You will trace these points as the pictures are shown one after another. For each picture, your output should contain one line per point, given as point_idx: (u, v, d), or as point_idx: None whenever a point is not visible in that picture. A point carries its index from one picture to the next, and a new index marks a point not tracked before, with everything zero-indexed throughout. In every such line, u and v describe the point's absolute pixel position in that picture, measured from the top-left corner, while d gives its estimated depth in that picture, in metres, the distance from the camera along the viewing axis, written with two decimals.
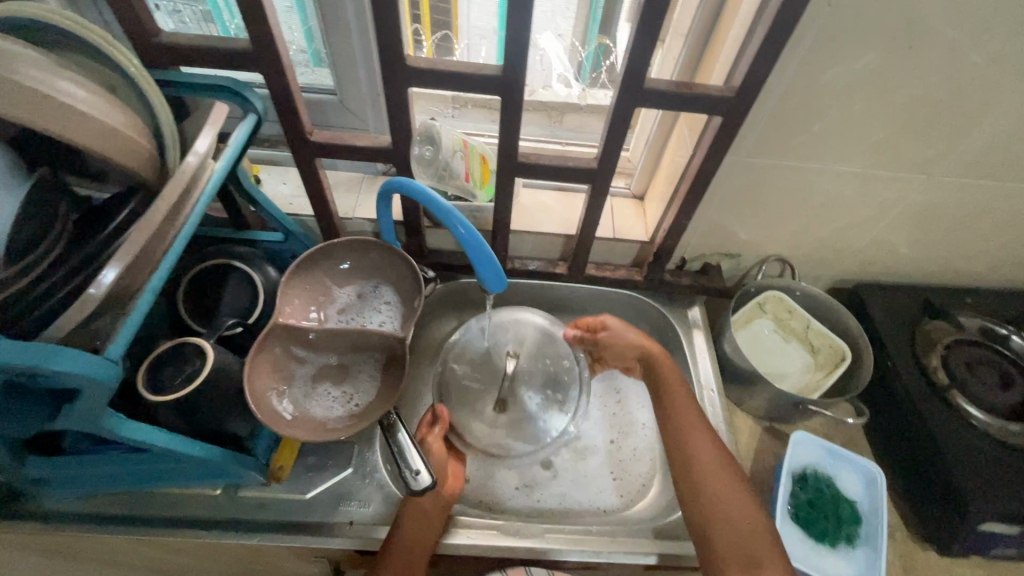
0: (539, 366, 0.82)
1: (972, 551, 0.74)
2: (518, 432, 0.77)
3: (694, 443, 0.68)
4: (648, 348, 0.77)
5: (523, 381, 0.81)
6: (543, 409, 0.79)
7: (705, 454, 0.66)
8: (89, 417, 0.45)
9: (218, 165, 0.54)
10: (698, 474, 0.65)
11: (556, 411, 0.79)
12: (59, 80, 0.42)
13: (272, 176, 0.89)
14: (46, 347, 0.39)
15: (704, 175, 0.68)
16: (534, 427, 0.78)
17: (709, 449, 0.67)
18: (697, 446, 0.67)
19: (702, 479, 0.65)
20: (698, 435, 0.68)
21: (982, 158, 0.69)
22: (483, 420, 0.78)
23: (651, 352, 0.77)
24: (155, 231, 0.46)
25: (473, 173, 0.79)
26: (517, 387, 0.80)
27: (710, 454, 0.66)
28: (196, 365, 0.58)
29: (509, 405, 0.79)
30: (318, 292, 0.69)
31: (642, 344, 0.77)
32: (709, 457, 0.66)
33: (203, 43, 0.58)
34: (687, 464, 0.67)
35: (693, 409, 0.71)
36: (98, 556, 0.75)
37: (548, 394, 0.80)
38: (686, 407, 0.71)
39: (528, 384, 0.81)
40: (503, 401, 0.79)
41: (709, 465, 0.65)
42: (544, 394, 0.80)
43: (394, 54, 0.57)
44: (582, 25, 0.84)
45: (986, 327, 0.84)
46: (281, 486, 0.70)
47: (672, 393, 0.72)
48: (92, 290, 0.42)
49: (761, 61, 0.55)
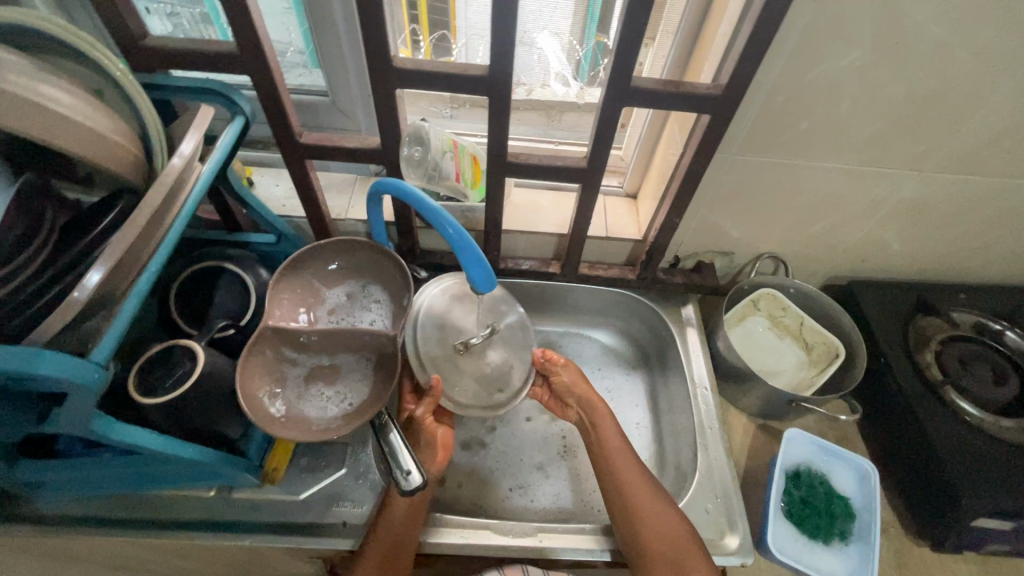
0: (511, 340, 0.70)
1: (965, 547, 0.74)
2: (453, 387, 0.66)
3: (631, 490, 0.68)
4: (589, 392, 0.76)
5: (491, 348, 0.68)
6: (493, 378, 0.68)
7: (646, 501, 0.67)
8: (76, 421, 0.45)
9: (205, 168, 0.55)
10: (640, 524, 0.65)
11: (491, 396, 0.67)
12: (43, 86, 0.42)
13: (265, 178, 0.89)
14: (29, 351, 0.39)
15: (694, 173, 0.69)
16: (469, 396, 0.67)
17: (635, 471, 0.70)
18: (636, 495, 0.68)
19: (643, 529, 0.65)
20: (637, 485, 0.68)
21: (971, 154, 0.69)
22: (436, 361, 0.66)
23: (594, 404, 0.76)
24: (139, 234, 0.46)
25: (463, 173, 0.80)
26: (484, 351, 0.68)
27: (650, 502, 0.67)
28: (187, 367, 0.58)
29: (462, 363, 0.67)
30: (309, 293, 0.69)
31: (582, 393, 0.76)
32: (649, 506, 0.66)
33: (190, 46, 0.58)
34: (626, 515, 0.67)
35: (629, 456, 0.72)
36: (93, 558, 0.75)
37: (503, 370, 0.69)
38: (624, 454, 0.72)
39: (496, 349, 0.69)
40: (465, 353, 0.67)
41: (650, 516, 0.66)
42: (500, 366, 0.69)
43: (380, 55, 0.57)
44: (579, 25, 0.83)
45: (981, 323, 0.84)
46: (274, 488, 0.70)
47: (601, 427, 0.74)
48: (75, 294, 0.42)
49: (746, 60, 0.55)
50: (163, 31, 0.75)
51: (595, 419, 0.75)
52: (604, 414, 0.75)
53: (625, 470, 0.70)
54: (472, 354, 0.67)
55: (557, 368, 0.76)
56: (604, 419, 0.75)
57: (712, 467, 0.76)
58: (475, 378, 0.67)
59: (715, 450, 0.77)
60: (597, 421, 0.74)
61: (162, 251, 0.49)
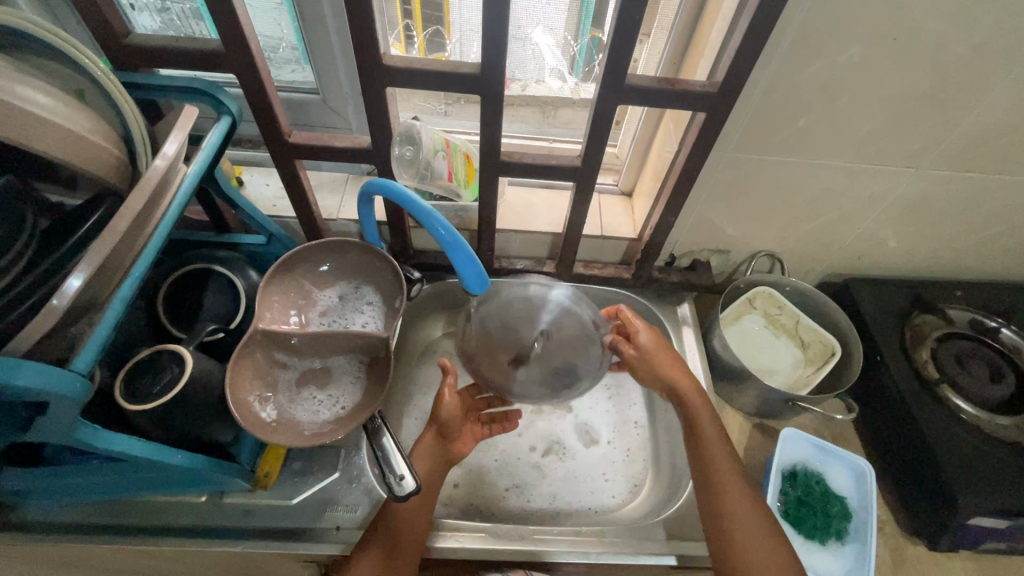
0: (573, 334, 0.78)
1: (961, 545, 0.74)
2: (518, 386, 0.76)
3: (720, 474, 0.67)
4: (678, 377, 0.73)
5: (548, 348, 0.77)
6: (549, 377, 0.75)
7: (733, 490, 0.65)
8: (61, 430, 0.44)
9: (190, 169, 0.53)
10: (737, 540, 0.63)
11: (557, 388, 0.76)
12: (19, 86, 0.41)
13: (254, 177, 0.88)
14: (8, 362, 0.38)
15: (690, 171, 0.68)
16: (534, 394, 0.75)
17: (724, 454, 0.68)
18: (734, 509, 0.64)
19: (741, 546, 0.62)
20: (737, 498, 0.65)
21: (969, 150, 0.68)
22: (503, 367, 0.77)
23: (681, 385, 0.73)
24: (121, 239, 0.45)
25: (456, 172, 0.79)
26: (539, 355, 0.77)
27: (749, 515, 0.64)
28: (176, 372, 0.57)
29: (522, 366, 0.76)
30: (299, 295, 0.68)
31: (676, 381, 0.74)
32: (748, 522, 0.64)
33: (176, 45, 0.57)
34: (725, 530, 0.63)
35: (732, 465, 0.67)
36: (81, 564, 0.73)
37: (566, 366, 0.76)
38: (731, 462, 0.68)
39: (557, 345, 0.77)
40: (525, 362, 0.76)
41: (749, 535, 0.63)
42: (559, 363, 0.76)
43: (369, 52, 0.56)
44: (573, 20, 0.81)
45: (976, 320, 0.85)
46: (265, 493, 0.69)
47: (691, 402, 0.72)
48: (55, 301, 0.41)
49: (744, 56, 0.54)
50: (151, 26, 0.74)
51: (698, 423, 0.70)
52: (704, 414, 0.71)
53: (727, 482, 0.66)
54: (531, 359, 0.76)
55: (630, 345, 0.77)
56: (707, 424, 0.70)
57: None
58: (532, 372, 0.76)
59: None
60: (696, 420, 0.71)
61: (146, 256, 0.48)
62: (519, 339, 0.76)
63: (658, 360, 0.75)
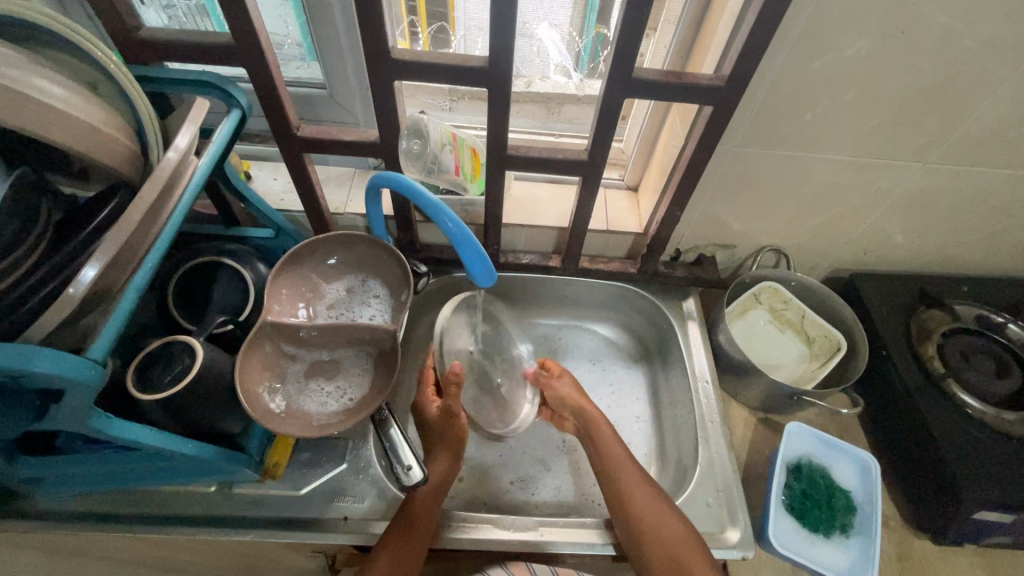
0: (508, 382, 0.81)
1: (966, 538, 0.74)
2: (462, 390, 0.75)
3: (619, 469, 0.70)
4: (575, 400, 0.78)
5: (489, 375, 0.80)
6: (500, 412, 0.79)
7: (633, 482, 0.68)
8: (73, 417, 0.45)
9: (202, 161, 0.54)
10: (650, 542, 0.62)
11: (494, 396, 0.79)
12: (33, 77, 0.41)
13: (262, 171, 0.88)
14: (22, 349, 0.39)
15: (697, 166, 0.68)
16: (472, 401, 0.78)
17: (621, 452, 0.72)
18: (643, 509, 0.65)
19: (653, 544, 0.62)
20: (639, 492, 0.67)
21: (978, 144, 0.68)
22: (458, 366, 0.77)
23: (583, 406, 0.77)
24: (135, 229, 0.46)
25: (463, 166, 0.80)
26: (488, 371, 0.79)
27: (659, 515, 0.64)
28: (186, 363, 0.58)
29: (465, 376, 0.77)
30: (307, 288, 0.68)
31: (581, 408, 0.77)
32: (658, 519, 0.64)
33: (186, 37, 0.57)
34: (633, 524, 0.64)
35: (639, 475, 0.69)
36: (96, 553, 0.74)
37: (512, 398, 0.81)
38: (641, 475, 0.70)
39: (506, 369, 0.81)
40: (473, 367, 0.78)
41: (652, 524, 0.64)
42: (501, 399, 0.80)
43: (378, 46, 0.57)
44: (579, 16, 0.81)
45: (981, 315, 0.84)
46: (275, 483, 0.70)
47: (586, 411, 0.77)
48: (72, 290, 0.41)
49: (751, 47, 0.54)
50: (157, 23, 0.74)
51: (603, 446, 0.73)
52: (606, 433, 0.74)
53: (628, 481, 0.68)
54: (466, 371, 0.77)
55: (554, 381, 0.80)
56: (614, 446, 0.73)
57: (713, 462, 0.75)
58: (479, 395, 0.79)
59: (717, 443, 0.77)
60: (597, 442, 0.74)
61: (158, 247, 0.49)
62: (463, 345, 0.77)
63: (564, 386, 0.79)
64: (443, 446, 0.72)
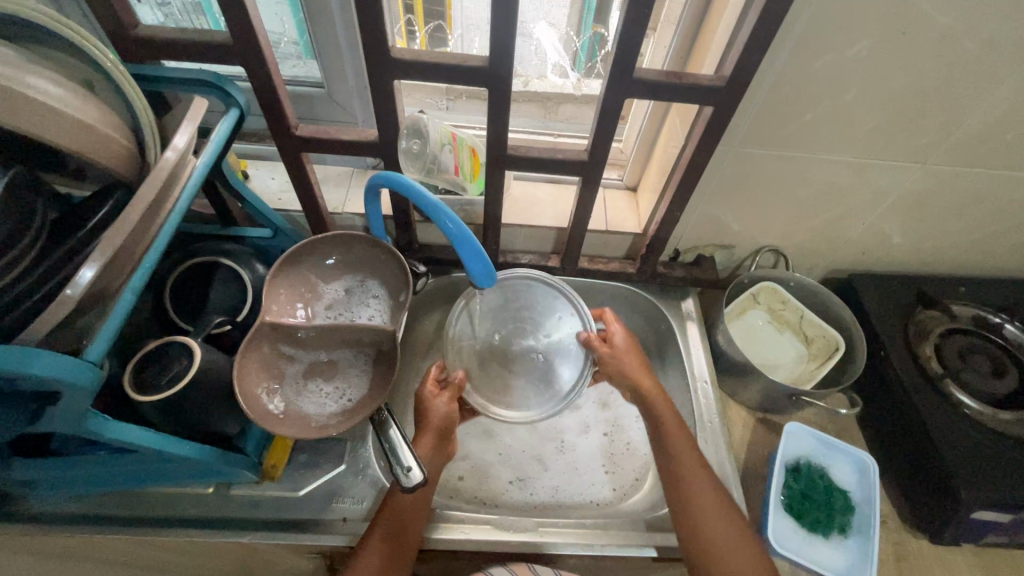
0: (546, 359, 0.78)
1: (964, 538, 0.75)
2: (477, 381, 0.78)
3: (673, 438, 0.69)
4: (635, 370, 0.75)
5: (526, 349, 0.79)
6: (537, 390, 0.77)
7: (684, 452, 0.68)
8: (70, 419, 0.44)
9: (199, 161, 0.54)
10: (699, 515, 0.63)
11: (532, 380, 0.78)
12: (28, 75, 0.41)
13: (260, 171, 0.88)
14: (21, 351, 0.38)
15: (697, 165, 0.67)
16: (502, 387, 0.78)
17: (675, 421, 0.71)
18: (693, 482, 0.65)
19: (700, 517, 0.63)
20: (690, 463, 0.67)
21: (975, 146, 0.68)
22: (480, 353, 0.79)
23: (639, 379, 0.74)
24: (132, 229, 0.45)
25: (462, 166, 0.79)
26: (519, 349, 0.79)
27: (708, 490, 0.65)
28: (183, 364, 0.57)
29: (493, 360, 0.79)
30: (305, 289, 0.68)
31: (641, 383, 0.74)
32: (706, 494, 0.65)
33: (183, 36, 0.57)
34: (683, 493, 0.65)
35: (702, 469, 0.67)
36: (91, 555, 0.74)
37: (570, 356, 0.78)
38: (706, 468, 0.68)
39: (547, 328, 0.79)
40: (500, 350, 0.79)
41: (701, 497, 0.64)
42: (541, 376, 0.77)
43: (378, 45, 0.56)
44: (577, 15, 0.82)
45: (980, 316, 0.85)
46: (273, 484, 0.69)
47: (641, 380, 0.74)
48: (68, 291, 0.41)
49: (753, 48, 0.54)
50: (153, 20, 0.74)
51: (662, 425, 0.71)
52: (670, 417, 0.71)
53: (679, 449, 0.68)
54: (495, 354, 0.79)
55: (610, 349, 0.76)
56: (678, 433, 0.70)
57: (712, 462, 0.75)
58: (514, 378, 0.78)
59: (716, 443, 0.77)
60: (654, 412, 0.72)
61: (156, 246, 0.49)
62: (491, 326, 0.80)
63: (627, 357, 0.76)
64: (427, 427, 0.71)
